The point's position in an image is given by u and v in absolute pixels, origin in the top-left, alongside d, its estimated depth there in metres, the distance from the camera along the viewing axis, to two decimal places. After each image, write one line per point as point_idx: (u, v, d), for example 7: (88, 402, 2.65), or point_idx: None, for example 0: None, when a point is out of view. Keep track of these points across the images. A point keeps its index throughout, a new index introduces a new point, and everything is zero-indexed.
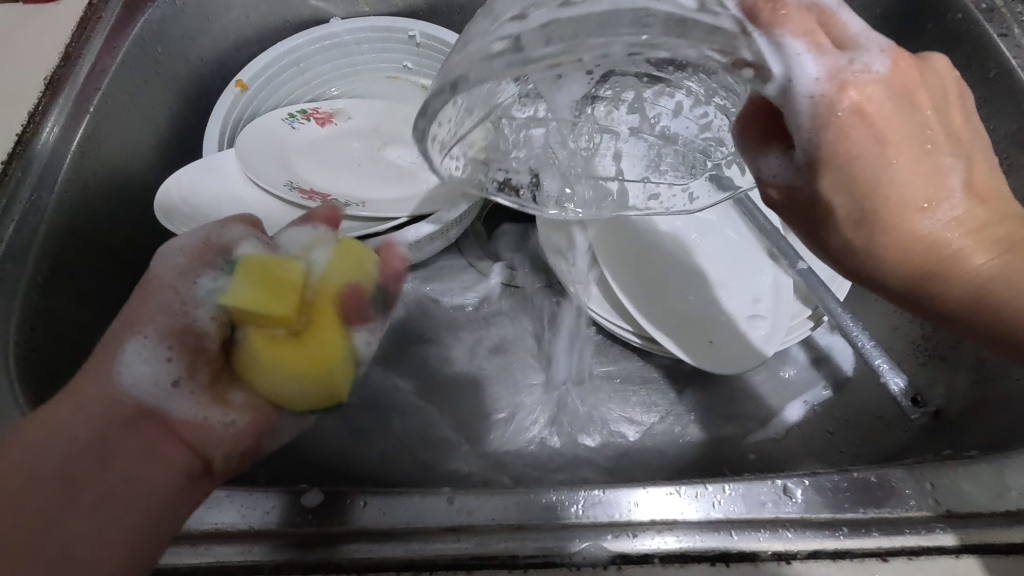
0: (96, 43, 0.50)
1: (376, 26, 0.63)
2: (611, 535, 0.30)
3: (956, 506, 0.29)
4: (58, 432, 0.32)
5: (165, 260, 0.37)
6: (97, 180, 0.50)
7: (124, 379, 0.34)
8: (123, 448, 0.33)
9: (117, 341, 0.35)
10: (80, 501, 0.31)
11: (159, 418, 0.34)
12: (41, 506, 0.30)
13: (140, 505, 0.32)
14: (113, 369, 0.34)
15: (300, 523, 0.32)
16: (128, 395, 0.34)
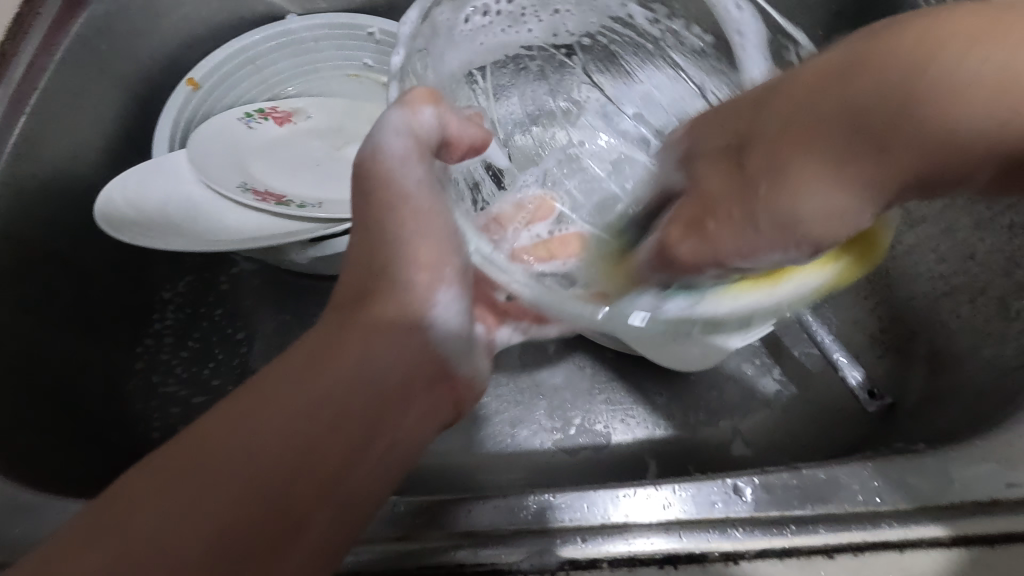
0: (32, 40, 0.48)
1: (334, 23, 0.61)
2: (563, 539, 0.29)
3: (903, 499, 0.29)
4: (370, 368, 0.31)
5: (402, 168, 0.32)
6: (37, 182, 0.48)
7: (431, 330, 0.34)
8: (413, 398, 0.33)
9: (421, 284, 0.33)
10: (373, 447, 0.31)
11: (448, 374, 0.36)
12: (338, 449, 0.29)
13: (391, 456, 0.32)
14: (422, 317, 0.34)
15: (393, 531, 0.31)
16: (430, 347, 0.34)
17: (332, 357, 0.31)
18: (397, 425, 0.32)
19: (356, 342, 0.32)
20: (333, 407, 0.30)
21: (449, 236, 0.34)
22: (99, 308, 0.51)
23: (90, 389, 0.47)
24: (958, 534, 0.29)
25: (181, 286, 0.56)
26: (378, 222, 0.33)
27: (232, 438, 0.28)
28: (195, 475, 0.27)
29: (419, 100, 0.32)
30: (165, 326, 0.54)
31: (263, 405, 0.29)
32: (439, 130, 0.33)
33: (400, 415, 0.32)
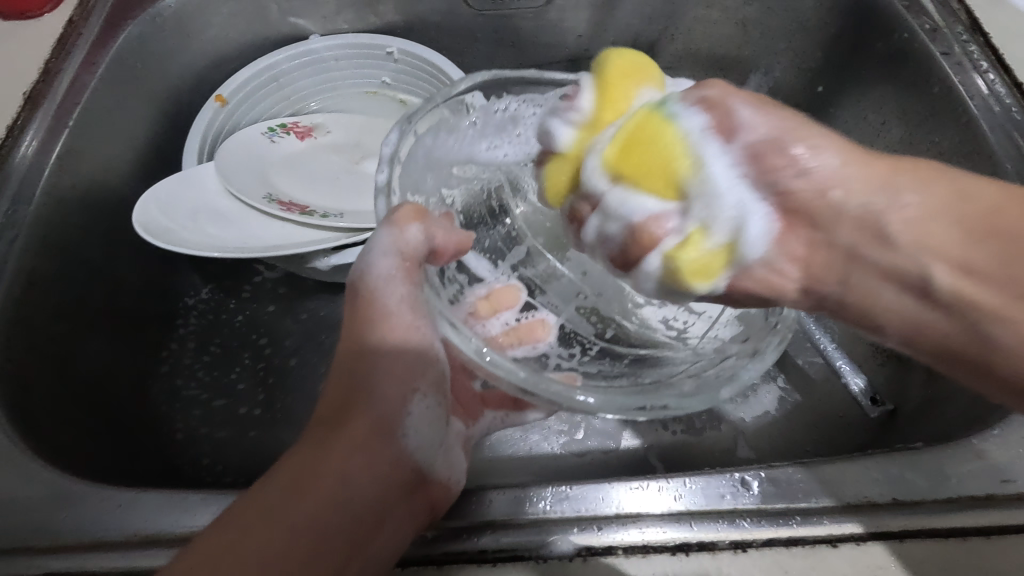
0: (75, 60, 0.51)
1: (355, 43, 0.64)
2: (579, 528, 0.31)
3: (903, 492, 0.31)
4: (345, 487, 0.30)
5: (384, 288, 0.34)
6: (76, 193, 0.50)
7: (408, 441, 0.33)
8: (398, 511, 0.31)
9: (392, 395, 0.33)
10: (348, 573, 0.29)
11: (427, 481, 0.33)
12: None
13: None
14: (397, 429, 0.33)
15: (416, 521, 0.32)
16: (408, 458, 0.32)
17: (319, 468, 0.30)
18: (382, 540, 0.30)
19: (337, 455, 0.31)
20: (306, 542, 0.28)
21: (423, 349, 0.34)
22: (127, 312, 0.53)
23: (120, 389, 0.49)
24: (955, 525, 0.30)
25: (203, 293, 0.58)
26: (356, 339, 0.34)
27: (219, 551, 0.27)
28: None
29: (408, 219, 0.33)
30: (189, 332, 0.56)
31: (251, 523, 0.28)
32: (426, 249, 0.34)
33: (385, 528, 0.30)
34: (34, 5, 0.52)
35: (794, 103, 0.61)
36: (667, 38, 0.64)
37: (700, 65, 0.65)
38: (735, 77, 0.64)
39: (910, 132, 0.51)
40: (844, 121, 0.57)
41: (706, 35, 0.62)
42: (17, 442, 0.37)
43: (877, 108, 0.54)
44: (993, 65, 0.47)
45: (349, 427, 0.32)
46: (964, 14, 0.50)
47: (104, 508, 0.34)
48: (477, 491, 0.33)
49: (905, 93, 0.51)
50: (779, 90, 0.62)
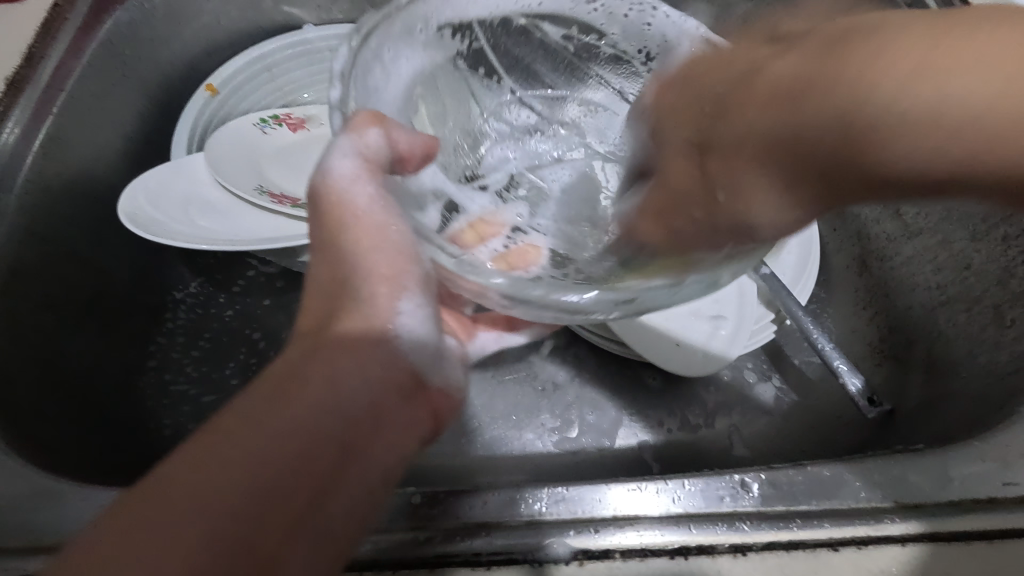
0: (60, 45, 0.50)
1: (349, 33, 0.63)
2: (575, 531, 0.30)
3: (905, 496, 0.31)
4: (339, 392, 0.30)
5: (351, 188, 0.32)
6: (60, 183, 0.48)
7: (401, 344, 0.32)
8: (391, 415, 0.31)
9: (380, 299, 0.32)
10: (347, 473, 0.28)
11: (424, 386, 0.34)
12: (315, 476, 0.27)
13: (379, 478, 0.30)
14: (386, 332, 0.32)
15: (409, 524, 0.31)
16: (402, 361, 0.32)
17: (299, 387, 0.29)
18: (377, 450, 0.30)
19: (318, 371, 0.30)
20: (300, 444, 0.28)
21: (407, 243, 0.32)
22: (113, 305, 0.51)
23: (105, 383, 0.48)
24: (957, 528, 0.30)
25: (192, 286, 0.57)
26: (335, 241, 0.33)
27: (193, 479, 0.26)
28: (152, 515, 0.24)
29: (366, 123, 0.31)
30: (178, 325, 0.55)
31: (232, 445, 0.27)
32: (389, 154, 0.32)
33: (378, 436, 0.31)
34: None
35: None
36: None
37: None
38: None
39: None
40: None
41: None
42: None
43: None
44: None
45: (328, 343, 0.31)
46: None
47: (86, 507, 0.33)
48: (470, 491, 0.32)
49: None
50: None
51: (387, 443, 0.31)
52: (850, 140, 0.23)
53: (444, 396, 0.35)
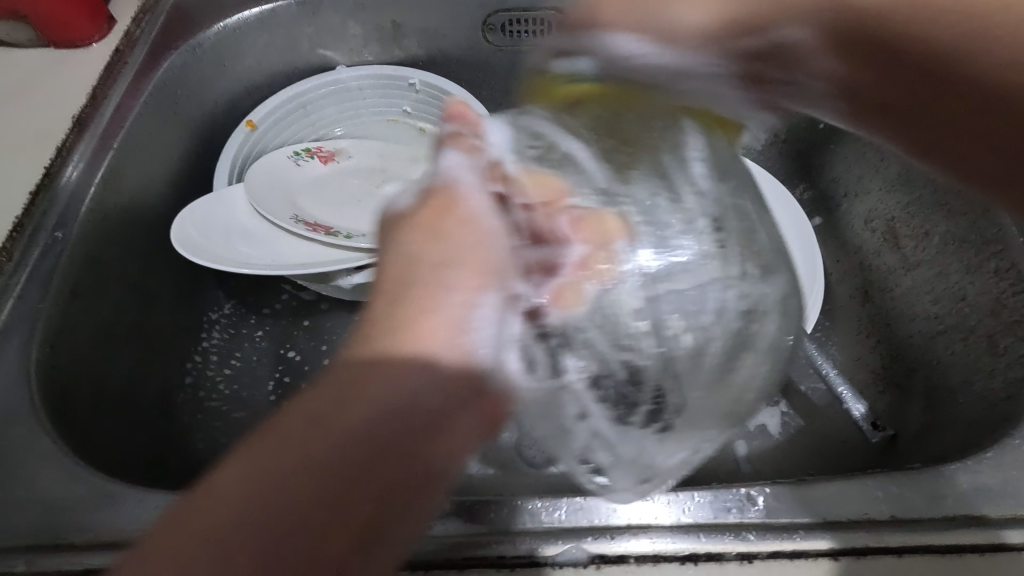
0: (119, 88, 0.55)
1: (378, 74, 0.67)
2: (593, 537, 0.33)
3: (903, 512, 0.33)
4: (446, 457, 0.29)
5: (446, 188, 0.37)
6: (117, 211, 0.52)
7: (475, 336, 0.31)
8: (455, 424, 0.29)
9: (455, 290, 0.31)
10: (390, 520, 0.26)
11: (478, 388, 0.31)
12: (362, 502, 0.26)
13: (452, 459, 0.29)
14: (464, 325, 0.30)
15: (439, 533, 0.34)
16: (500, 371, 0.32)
17: (330, 388, 0.28)
18: (447, 442, 0.29)
19: (390, 369, 0.29)
20: (345, 485, 0.26)
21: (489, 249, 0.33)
22: (160, 324, 0.55)
23: (150, 398, 0.51)
24: (953, 543, 0.32)
25: (226, 308, 0.61)
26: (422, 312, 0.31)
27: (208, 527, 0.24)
28: (280, 477, 0.25)
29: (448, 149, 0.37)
30: (212, 345, 0.58)
31: (293, 435, 0.27)
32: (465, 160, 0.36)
33: (438, 436, 0.29)
34: (83, 36, 0.58)
35: (797, 138, 0.65)
36: None
37: None
38: None
39: (907, 169, 0.53)
40: (845, 157, 0.60)
41: None
42: (55, 441, 0.39)
43: (876, 146, 0.56)
44: None
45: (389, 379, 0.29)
46: None
47: (144, 511, 0.35)
48: (498, 502, 0.35)
49: None
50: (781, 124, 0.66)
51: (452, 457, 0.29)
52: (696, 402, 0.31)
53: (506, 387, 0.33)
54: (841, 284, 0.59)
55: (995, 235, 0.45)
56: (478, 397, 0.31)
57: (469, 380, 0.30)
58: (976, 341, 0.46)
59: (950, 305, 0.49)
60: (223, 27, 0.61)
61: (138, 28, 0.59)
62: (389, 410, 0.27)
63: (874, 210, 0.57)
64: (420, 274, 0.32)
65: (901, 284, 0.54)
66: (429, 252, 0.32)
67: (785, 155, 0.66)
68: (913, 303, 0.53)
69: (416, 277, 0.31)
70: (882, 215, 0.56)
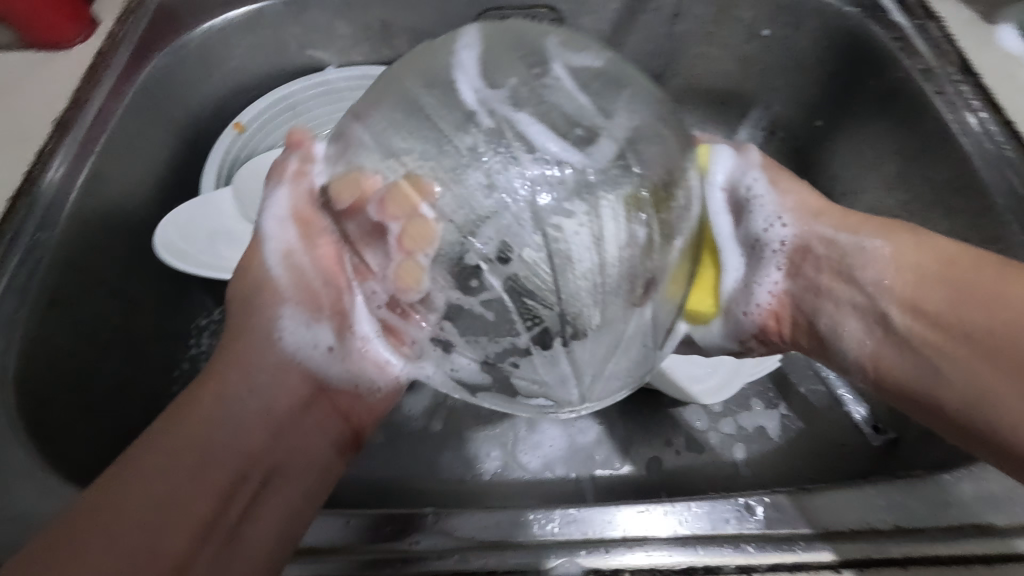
0: (101, 90, 0.54)
1: (368, 74, 0.66)
2: (586, 551, 0.32)
3: (906, 520, 0.32)
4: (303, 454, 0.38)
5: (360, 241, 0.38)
6: (99, 216, 0.51)
7: (286, 342, 0.40)
8: (303, 424, 0.39)
9: (260, 330, 0.40)
10: (229, 511, 0.33)
11: (329, 394, 0.41)
12: (200, 510, 0.32)
13: (316, 461, 0.38)
14: (273, 339, 0.40)
15: (425, 548, 0.33)
16: (309, 371, 0.40)
17: (172, 431, 0.34)
18: (291, 440, 0.38)
19: (233, 381, 0.37)
20: (199, 484, 0.33)
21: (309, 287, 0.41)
22: (145, 331, 0.53)
23: (135, 408, 0.50)
24: (959, 553, 0.31)
25: (215, 313, 0.58)
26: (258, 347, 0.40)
27: (121, 499, 0.31)
28: (149, 498, 0.31)
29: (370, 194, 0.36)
30: (200, 352, 0.56)
31: (183, 435, 0.34)
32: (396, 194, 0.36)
33: (286, 437, 0.38)
34: (64, 37, 0.57)
35: (794, 136, 0.64)
36: (671, 73, 0.65)
37: (702, 99, 0.67)
38: (737, 110, 0.66)
39: (905, 167, 0.52)
40: (842, 155, 0.59)
41: (708, 71, 0.64)
42: (32, 454, 0.38)
43: (874, 144, 0.55)
44: (984, 105, 0.49)
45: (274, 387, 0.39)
46: (955, 55, 0.52)
47: None
48: (487, 515, 0.34)
49: (900, 130, 0.53)
50: (778, 122, 0.65)
51: (303, 460, 0.38)
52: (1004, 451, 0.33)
53: (351, 397, 0.42)
54: None
55: (997, 234, 0.44)
56: (320, 397, 0.41)
57: (313, 383, 0.40)
58: None
59: None
60: (208, 28, 0.60)
61: (120, 28, 0.58)
62: (244, 412, 0.36)
63: (873, 208, 0.56)
64: (254, 321, 0.40)
65: None
66: (259, 299, 0.41)
67: (782, 153, 0.65)
68: None
69: (251, 325, 0.40)
70: (881, 213, 0.55)
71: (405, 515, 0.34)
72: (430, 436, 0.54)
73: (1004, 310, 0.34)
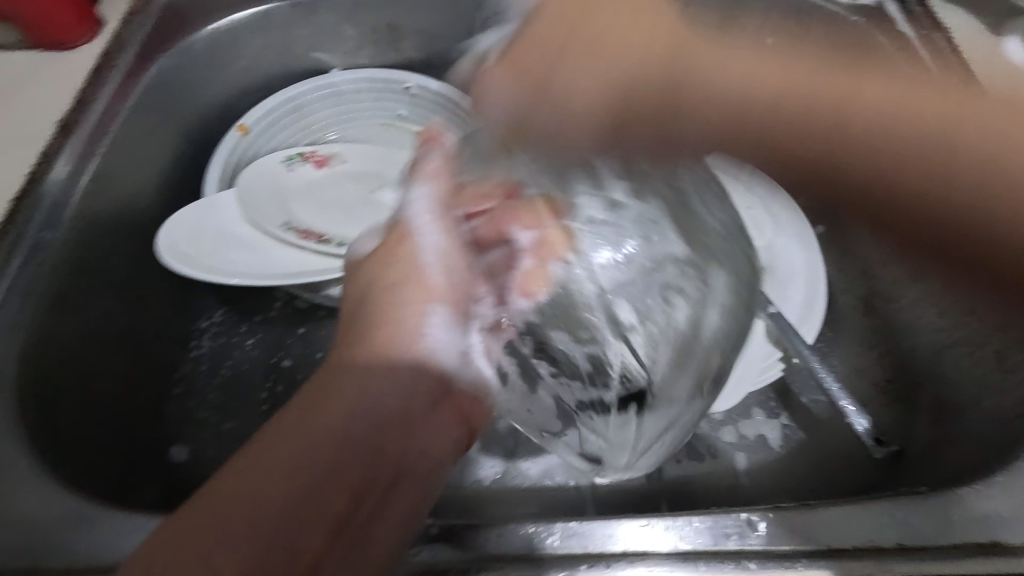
0: (107, 91, 0.54)
1: (373, 77, 0.65)
2: (588, 565, 0.32)
3: (909, 539, 0.31)
4: (431, 456, 0.34)
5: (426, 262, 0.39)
6: (103, 217, 0.51)
7: (432, 339, 0.37)
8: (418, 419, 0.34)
9: (407, 312, 0.37)
10: (356, 515, 0.30)
11: (451, 394, 0.37)
12: (328, 517, 0.29)
13: (437, 463, 0.34)
14: (415, 333, 0.36)
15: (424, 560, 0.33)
16: (431, 366, 0.36)
17: (286, 431, 0.30)
18: (417, 441, 0.33)
19: (356, 374, 0.33)
20: (320, 490, 0.29)
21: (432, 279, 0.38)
22: (148, 332, 0.53)
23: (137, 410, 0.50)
24: (962, 572, 0.31)
25: (217, 316, 0.58)
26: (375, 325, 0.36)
27: (231, 509, 0.27)
28: (224, 516, 0.27)
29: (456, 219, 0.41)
30: (202, 355, 0.56)
31: (317, 432, 0.30)
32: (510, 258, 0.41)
33: (415, 437, 0.33)
34: (71, 37, 0.56)
35: None
36: None
37: None
38: None
39: None
40: None
41: None
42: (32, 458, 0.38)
43: None
44: None
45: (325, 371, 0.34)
46: (964, 66, 0.51)
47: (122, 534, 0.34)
48: (487, 527, 0.33)
49: None
50: None
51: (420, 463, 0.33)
52: (993, 190, 0.37)
53: (472, 400, 0.38)
54: (844, 295, 0.58)
55: None
56: (448, 398, 0.36)
57: (440, 383, 0.36)
58: (983, 355, 0.45)
59: (958, 319, 0.48)
60: (215, 29, 0.59)
61: (128, 28, 0.58)
62: (372, 413, 0.32)
63: None
64: (402, 302, 0.37)
65: (906, 296, 0.53)
66: (393, 274, 0.39)
67: None
68: (919, 315, 0.51)
69: (394, 305, 0.37)
70: None
71: (403, 526, 0.34)
72: None
73: (931, 117, 0.37)
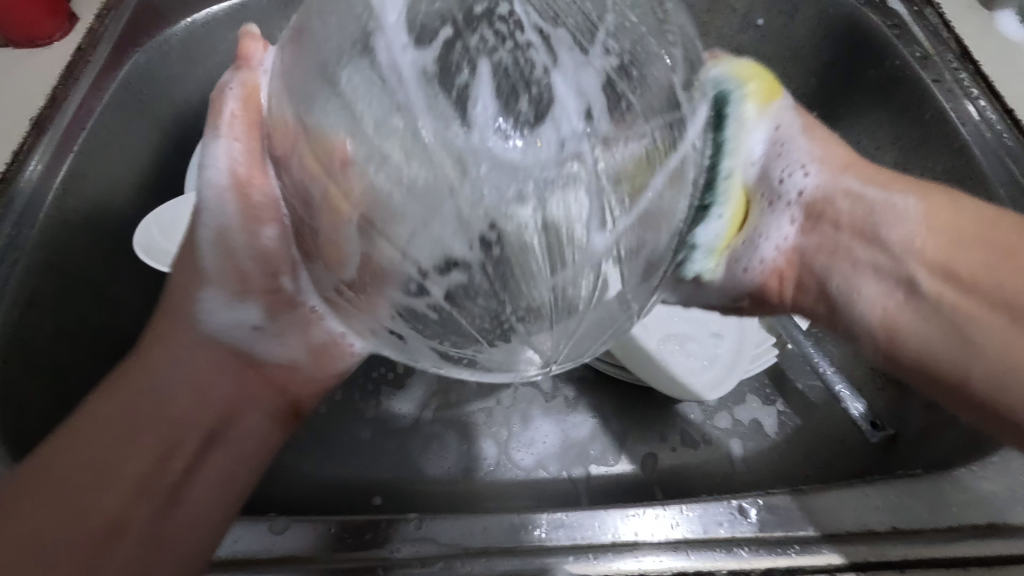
0: (81, 87, 0.53)
1: None
2: (574, 557, 0.31)
3: (905, 523, 0.31)
4: (248, 432, 0.36)
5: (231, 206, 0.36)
6: (78, 217, 0.50)
7: (210, 321, 0.36)
8: (220, 390, 0.36)
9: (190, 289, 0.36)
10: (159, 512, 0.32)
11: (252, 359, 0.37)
12: (102, 516, 0.31)
13: (262, 446, 0.37)
14: (194, 314, 0.36)
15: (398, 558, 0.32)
16: (214, 337, 0.36)
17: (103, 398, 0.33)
18: (223, 427, 0.35)
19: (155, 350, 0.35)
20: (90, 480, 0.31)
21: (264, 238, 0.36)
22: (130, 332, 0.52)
23: None
24: (960, 554, 0.30)
25: None
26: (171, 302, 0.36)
27: (49, 495, 0.30)
28: (70, 469, 0.31)
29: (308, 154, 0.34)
30: None
31: (112, 414, 0.33)
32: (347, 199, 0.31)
33: (209, 411, 0.35)
34: (43, 34, 0.55)
35: None
36: None
37: None
38: None
39: (903, 158, 0.51)
40: None
41: None
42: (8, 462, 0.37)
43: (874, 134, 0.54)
44: (984, 93, 0.48)
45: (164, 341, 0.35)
46: (954, 43, 0.50)
47: None
48: (471, 521, 0.33)
49: (899, 119, 0.51)
50: None
51: (252, 426, 0.37)
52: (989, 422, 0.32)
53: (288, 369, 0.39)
54: None
55: None
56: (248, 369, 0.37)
57: (239, 359, 0.37)
58: None
59: None
60: (190, 23, 0.58)
61: (99, 23, 0.57)
62: (165, 392, 0.34)
63: None
64: (177, 289, 0.36)
65: None
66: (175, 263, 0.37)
67: None
68: None
69: (171, 290, 0.36)
70: None
71: (384, 521, 0.33)
72: (421, 435, 0.53)
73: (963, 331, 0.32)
